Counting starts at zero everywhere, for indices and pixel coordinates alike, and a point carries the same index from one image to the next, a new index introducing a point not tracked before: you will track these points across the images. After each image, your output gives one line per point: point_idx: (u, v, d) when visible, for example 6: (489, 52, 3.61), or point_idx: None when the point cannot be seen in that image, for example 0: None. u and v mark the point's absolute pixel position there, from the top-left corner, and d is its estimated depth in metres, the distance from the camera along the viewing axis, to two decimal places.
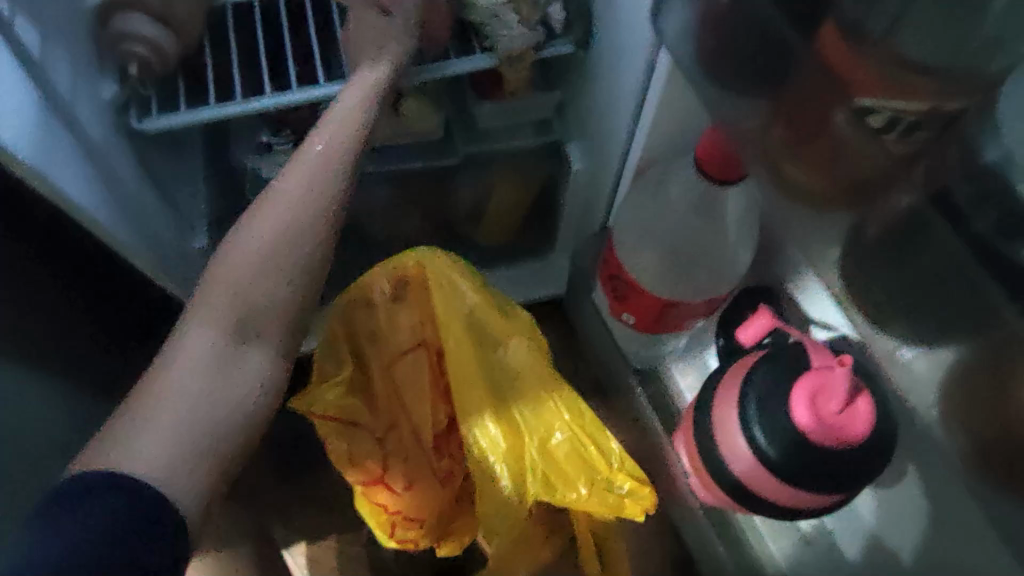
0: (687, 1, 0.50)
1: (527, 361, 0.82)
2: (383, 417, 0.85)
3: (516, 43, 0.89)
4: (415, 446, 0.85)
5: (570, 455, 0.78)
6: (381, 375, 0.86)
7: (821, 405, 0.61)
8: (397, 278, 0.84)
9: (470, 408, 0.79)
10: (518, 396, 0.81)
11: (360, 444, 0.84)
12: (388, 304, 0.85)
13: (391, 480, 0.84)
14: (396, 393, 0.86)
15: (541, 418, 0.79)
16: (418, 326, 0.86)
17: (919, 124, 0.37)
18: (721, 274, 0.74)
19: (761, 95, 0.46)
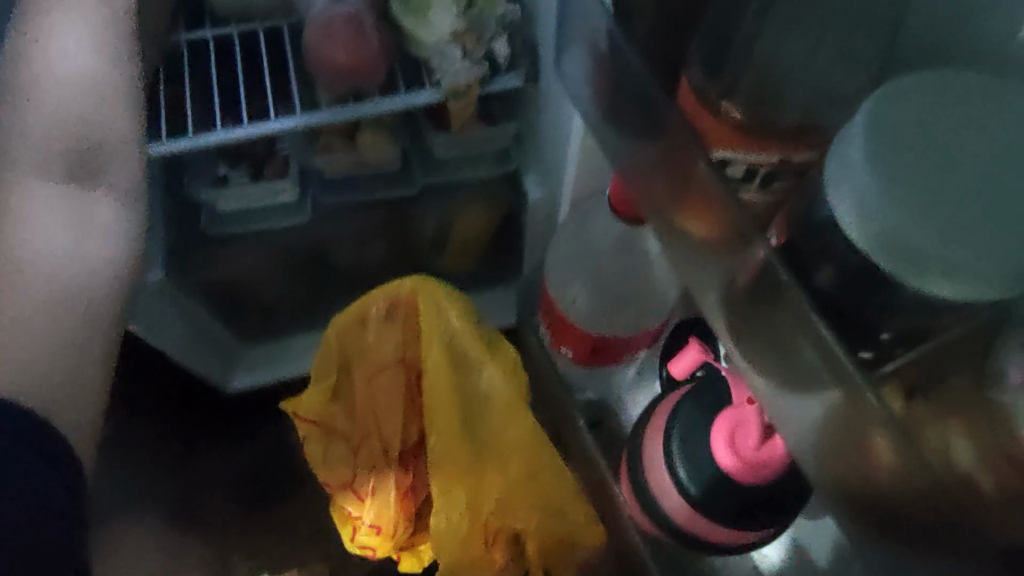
0: (581, 47, 0.50)
1: (506, 390, 0.79)
2: (359, 427, 0.84)
3: (460, 78, 0.90)
4: (383, 460, 0.83)
5: (525, 478, 0.78)
6: (362, 386, 0.83)
7: (739, 441, 0.59)
8: (390, 299, 0.81)
9: (437, 430, 0.78)
10: (490, 421, 0.79)
11: (335, 449, 0.83)
12: (381, 319, 0.82)
13: (355, 490, 0.83)
14: (374, 405, 0.83)
15: (503, 442, 0.78)
16: (404, 344, 0.82)
17: (774, 174, 0.37)
18: (651, 310, 0.73)
19: (644, 137, 0.45)
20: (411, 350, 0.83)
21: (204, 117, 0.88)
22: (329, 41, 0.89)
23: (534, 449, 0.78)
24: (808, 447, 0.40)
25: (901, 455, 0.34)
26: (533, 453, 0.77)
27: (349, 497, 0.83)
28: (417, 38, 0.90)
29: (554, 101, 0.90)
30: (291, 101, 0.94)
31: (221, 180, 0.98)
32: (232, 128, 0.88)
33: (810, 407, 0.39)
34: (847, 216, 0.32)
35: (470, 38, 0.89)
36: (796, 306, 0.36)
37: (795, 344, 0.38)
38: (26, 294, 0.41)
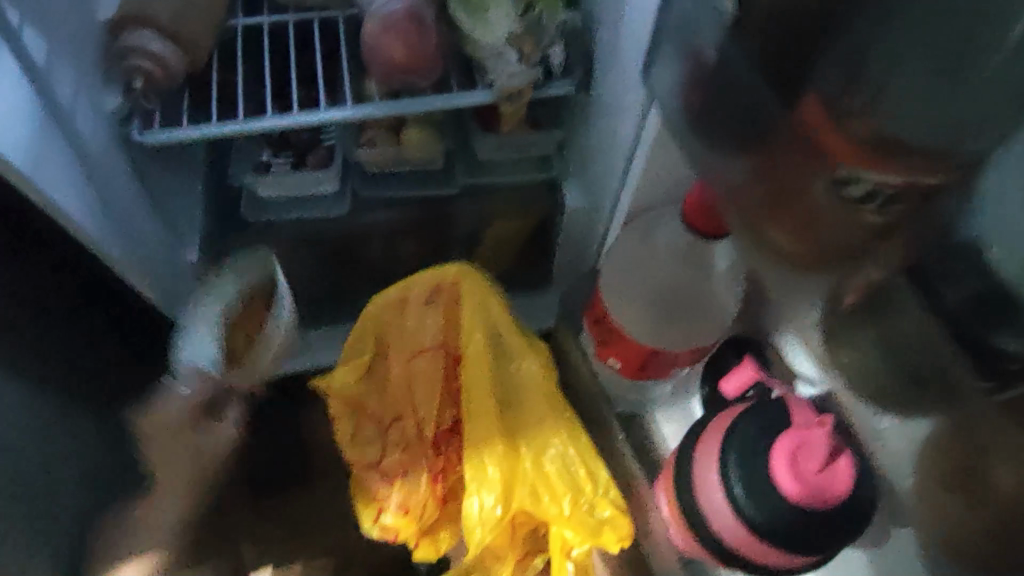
0: (676, 56, 0.50)
1: (542, 380, 0.80)
2: (391, 407, 0.84)
3: (515, 81, 0.89)
4: (416, 442, 0.82)
5: (559, 472, 0.75)
6: (397, 367, 0.83)
7: (800, 463, 0.59)
8: (431, 285, 0.81)
9: (475, 415, 0.77)
10: (525, 410, 0.79)
11: (365, 428, 0.84)
12: (419, 305, 0.82)
13: (383, 471, 0.82)
14: (408, 384, 0.83)
15: (538, 433, 0.77)
16: (443, 330, 0.83)
17: (897, 197, 0.35)
18: (708, 324, 0.73)
19: (745, 154, 0.45)
20: (450, 336, 0.83)
21: (239, 104, 0.86)
22: (386, 34, 0.87)
23: (568, 441, 0.77)
24: (903, 462, 0.43)
25: None
26: (565, 443, 0.76)
27: (377, 478, 0.81)
28: (470, 39, 0.90)
29: (612, 109, 0.88)
30: (341, 91, 0.94)
31: (264, 166, 0.97)
32: (274, 115, 0.86)
33: (923, 423, 0.42)
34: (996, 234, 0.33)
35: (529, 41, 0.89)
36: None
37: None
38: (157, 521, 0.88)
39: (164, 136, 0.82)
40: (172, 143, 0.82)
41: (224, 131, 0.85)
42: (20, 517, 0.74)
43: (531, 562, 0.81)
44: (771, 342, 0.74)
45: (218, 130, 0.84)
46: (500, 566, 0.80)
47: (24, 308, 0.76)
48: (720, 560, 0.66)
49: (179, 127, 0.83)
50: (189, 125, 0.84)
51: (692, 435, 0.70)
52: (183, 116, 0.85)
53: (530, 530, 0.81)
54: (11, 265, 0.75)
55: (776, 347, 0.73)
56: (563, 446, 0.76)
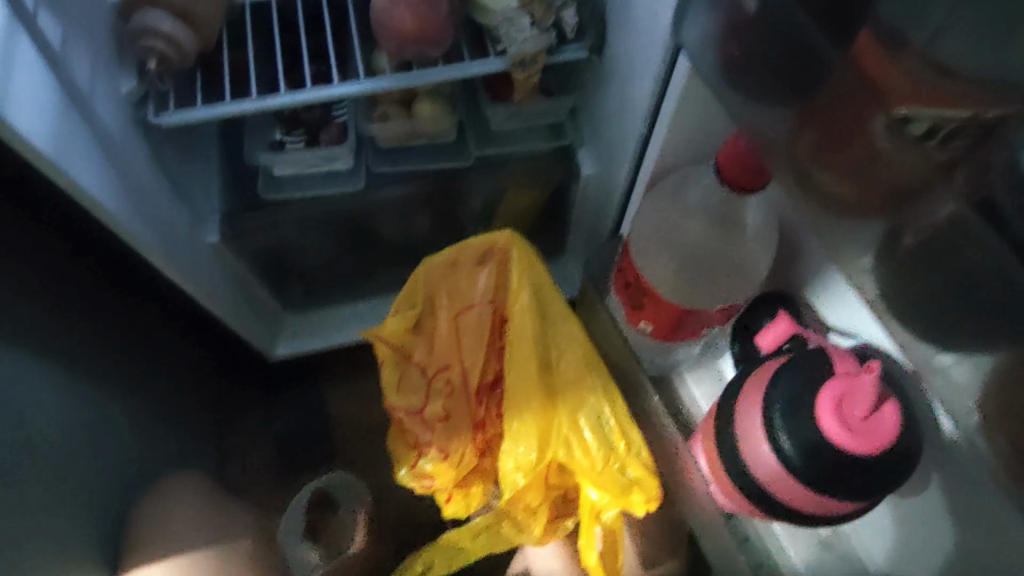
0: (707, 10, 0.48)
1: (583, 343, 0.80)
2: (437, 358, 0.83)
3: (528, 47, 0.88)
4: (460, 390, 0.83)
5: (594, 430, 0.76)
6: (445, 322, 0.84)
7: (845, 411, 0.61)
8: (484, 246, 0.83)
9: (518, 372, 0.78)
10: (566, 369, 0.79)
11: (410, 376, 0.85)
12: (473, 263, 0.83)
13: (425, 418, 0.83)
14: (457, 336, 0.83)
15: (577, 392, 0.77)
16: (493, 289, 0.83)
17: (957, 133, 0.35)
18: (739, 281, 0.73)
19: (790, 103, 0.44)
20: (501, 296, 0.84)
21: (254, 82, 0.85)
22: (397, 5, 0.85)
23: (606, 403, 0.77)
24: (963, 398, 0.43)
25: None
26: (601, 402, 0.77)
27: (420, 426, 0.83)
28: (483, 6, 0.89)
29: (626, 71, 0.87)
30: (354, 65, 0.92)
31: (277, 145, 0.96)
32: (291, 90, 0.85)
33: (979, 365, 0.40)
34: None
35: (539, 5, 0.89)
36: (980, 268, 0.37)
37: (971, 298, 0.38)
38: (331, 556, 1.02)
39: (182, 117, 0.80)
40: (189, 123, 0.81)
41: (243, 108, 0.84)
42: (72, 500, 0.76)
43: (561, 522, 0.83)
44: (804, 295, 0.75)
45: (233, 108, 0.83)
46: (533, 524, 0.81)
47: (51, 297, 0.76)
48: (768, 512, 0.69)
49: (196, 106, 0.82)
50: (207, 105, 0.83)
51: (732, 392, 0.71)
52: (198, 96, 0.84)
53: (561, 494, 0.82)
54: (43, 254, 0.76)
55: (810, 302, 0.74)
56: (598, 406, 0.77)
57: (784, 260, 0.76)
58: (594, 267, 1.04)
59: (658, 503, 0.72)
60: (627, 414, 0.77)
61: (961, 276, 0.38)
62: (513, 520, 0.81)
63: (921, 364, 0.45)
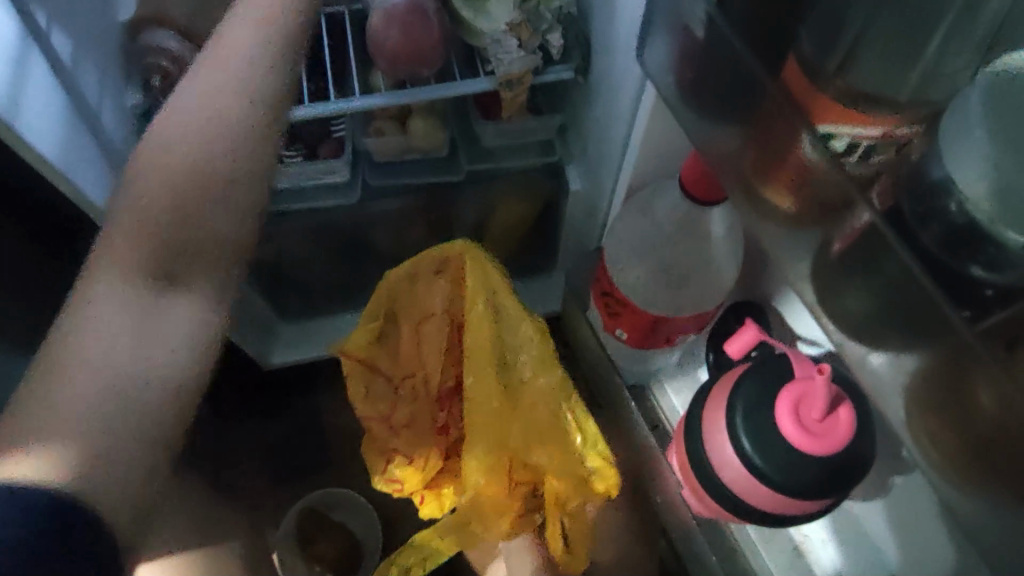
0: (667, 37, 0.53)
1: (539, 344, 0.84)
2: (403, 366, 0.90)
3: (514, 67, 0.93)
4: (424, 398, 0.90)
5: (551, 425, 0.82)
6: (409, 331, 0.89)
7: (803, 413, 0.64)
8: (441, 257, 0.86)
9: (478, 376, 0.82)
10: (523, 369, 0.84)
11: (376, 386, 0.89)
12: (430, 275, 0.87)
13: (392, 425, 0.88)
14: (419, 346, 0.89)
15: (533, 392, 0.83)
16: (451, 298, 0.87)
17: (875, 148, 0.40)
18: (709, 291, 0.77)
19: (739, 121, 0.48)
20: (458, 305, 0.88)
21: None
22: (391, 26, 0.90)
23: (561, 400, 0.82)
24: (890, 397, 0.46)
25: (998, 396, 0.37)
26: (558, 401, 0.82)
27: (388, 433, 0.88)
28: (473, 28, 0.94)
29: (609, 92, 0.92)
30: (349, 83, 0.97)
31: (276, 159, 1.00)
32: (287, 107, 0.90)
33: (902, 364, 0.44)
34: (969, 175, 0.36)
35: (526, 29, 0.93)
36: (894, 278, 0.41)
37: (888, 298, 0.42)
38: (86, 374, 0.38)
39: None
40: None
41: None
42: None
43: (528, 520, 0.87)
44: (772, 306, 0.78)
45: None
46: (499, 522, 0.84)
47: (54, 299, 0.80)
48: (734, 513, 0.72)
49: None
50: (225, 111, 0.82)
51: (701, 397, 0.75)
52: None
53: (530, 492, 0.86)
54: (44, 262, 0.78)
55: (777, 312, 0.78)
56: (553, 405, 0.82)
57: (752, 271, 0.79)
58: (577, 279, 1.08)
59: (616, 489, 0.80)
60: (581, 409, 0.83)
61: (878, 283, 0.42)
62: (479, 521, 0.83)
63: (855, 363, 0.47)
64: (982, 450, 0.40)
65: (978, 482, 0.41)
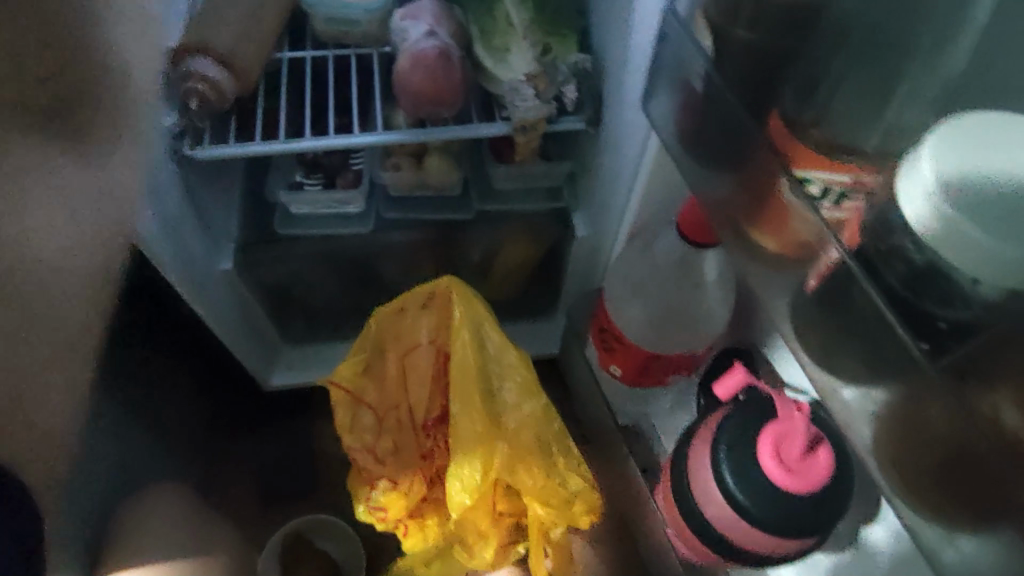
0: (669, 91, 0.58)
1: (522, 373, 0.86)
2: (389, 398, 0.90)
3: (529, 115, 0.99)
4: (409, 427, 0.89)
5: (537, 450, 0.83)
6: (396, 363, 0.90)
7: (784, 452, 0.67)
8: (428, 291, 0.88)
9: (462, 403, 0.82)
10: (508, 397, 0.85)
11: (362, 416, 0.89)
12: (417, 309, 0.89)
13: (377, 455, 0.88)
14: (405, 378, 0.90)
15: (518, 418, 0.84)
16: (436, 331, 0.89)
17: (846, 194, 0.44)
18: (700, 334, 0.81)
19: (733, 169, 0.53)
20: (443, 337, 0.89)
21: (283, 127, 0.96)
22: (416, 69, 0.97)
23: (544, 426, 0.85)
24: (862, 431, 0.48)
25: (953, 417, 0.40)
26: (540, 426, 0.84)
27: (372, 463, 0.87)
28: (492, 75, 1.01)
29: (616, 144, 0.98)
30: (374, 118, 1.03)
31: (297, 186, 1.06)
32: (314, 137, 0.96)
33: (872, 396, 0.46)
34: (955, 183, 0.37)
35: (544, 80, 1.00)
36: (863, 317, 0.44)
37: (858, 331, 0.45)
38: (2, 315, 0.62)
39: (217, 152, 0.91)
40: (223, 157, 0.92)
41: (268, 150, 0.95)
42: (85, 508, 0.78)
43: (512, 547, 0.89)
44: (761, 352, 0.82)
45: (268, 147, 0.94)
46: (484, 547, 0.86)
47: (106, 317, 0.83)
48: (716, 550, 0.73)
49: (231, 143, 0.93)
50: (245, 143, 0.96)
51: (688, 435, 0.77)
52: (230, 135, 0.95)
53: (513, 521, 0.88)
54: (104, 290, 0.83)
55: (767, 358, 0.81)
56: (537, 431, 0.84)
57: (743, 318, 0.83)
58: (577, 319, 1.12)
59: (598, 513, 0.84)
60: (562, 435, 0.86)
61: (847, 320, 0.46)
62: (465, 543, 0.86)
63: (829, 397, 0.50)
64: (941, 479, 0.43)
65: (943, 515, 0.43)
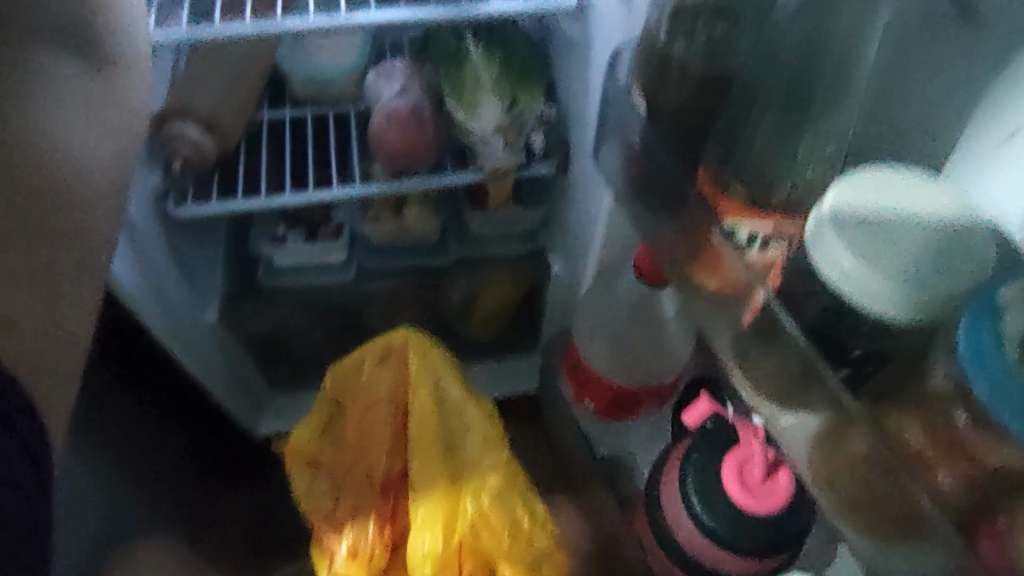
0: (615, 146, 0.64)
1: (479, 425, 0.90)
2: (348, 459, 0.92)
3: (500, 162, 1.05)
4: (367, 491, 0.89)
5: (498, 505, 0.84)
6: (354, 422, 0.93)
7: (747, 476, 0.70)
8: (384, 348, 0.93)
9: (421, 459, 0.86)
10: (466, 452, 0.88)
11: (321, 480, 0.91)
12: (375, 367, 0.93)
13: (335, 520, 0.88)
14: (362, 437, 0.91)
15: (476, 472, 0.86)
16: (394, 388, 0.92)
17: (769, 240, 0.48)
18: (666, 365, 0.85)
19: (675, 216, 0.57)
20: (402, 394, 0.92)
21: (264, 183, 1.01)
22: (388, 125, 1.02)
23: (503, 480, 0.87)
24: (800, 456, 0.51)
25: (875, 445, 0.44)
26: (501, 479, 0.86)
27: (329, 528, 0.87)
28: (464, 127, 1.05)
29: (582, 183, 1.04)
30: (350, 171, 1.08)
31: (281, 239, 1.10)
32: (292, 193, 1.00)
33: (807, 423, 0.50)
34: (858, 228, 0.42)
35: (513, 130, 1.04)
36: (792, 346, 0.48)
37: (785, 369, 0.50)
38: None
39: (197, 210, 0.97)
40: (203, 215, 0.97)
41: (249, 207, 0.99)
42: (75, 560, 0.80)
43: None
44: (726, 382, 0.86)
45: (240, 205, 0.98)
46: None
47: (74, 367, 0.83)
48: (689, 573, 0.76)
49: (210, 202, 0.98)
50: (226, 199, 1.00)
51: (659, 464, 0.81)
52: (213, 192, 1.00)
53: None
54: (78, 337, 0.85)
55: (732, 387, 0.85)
56: (498, 485, 0.86)
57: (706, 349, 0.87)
58: (553, 356, 1.16)
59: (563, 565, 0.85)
60: (523, 486, 0.89)
61: (779, 354, 0.50)
62: None
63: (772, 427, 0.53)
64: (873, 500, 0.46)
65: (875, 529, 0.47)
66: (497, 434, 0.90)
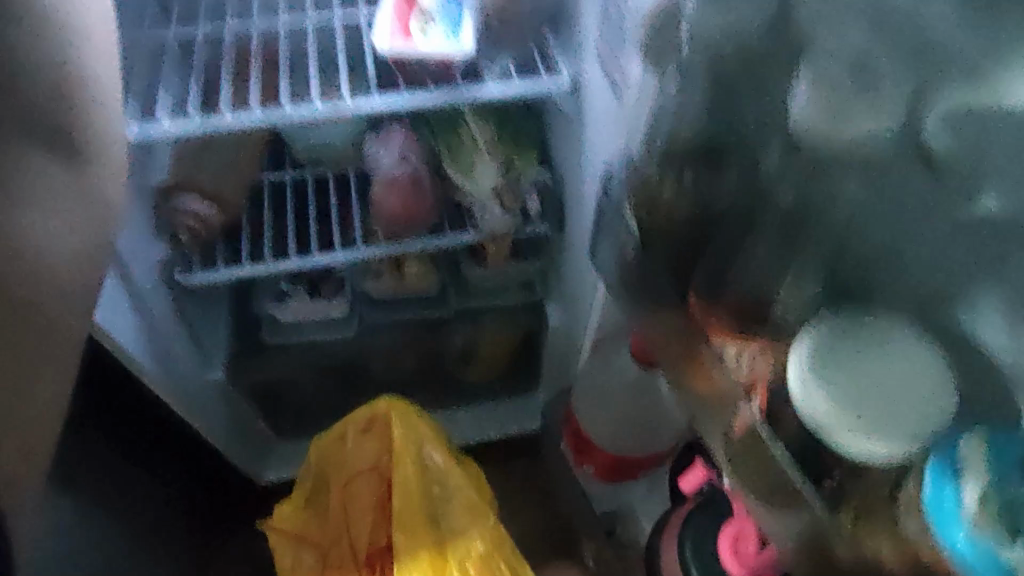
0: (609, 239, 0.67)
1: (462, 490, 0.93)
2: (331, 531, 0.93)
3: (497, 226, 1.09)
4: (351, 565, 0.90)
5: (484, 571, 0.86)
6: (337, 493, 0.95)
7: (741, 548, 0.73)
8: (367, 417, 0.97)
9: (405, 529, 0.88)
10: (452, 519, 0.90)
11: (304, 556, 0.92)
12: (358, 437, 0.97)
13: None
14: (347, 509, 0.94)
15: (461, 539, 0.88)
16: (376, 458, 0.96)
17: (755, 360, 0.50)
18: (662, 428, 0.89)
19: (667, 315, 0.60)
20: (384, 463, 0.96)
21: (267, 249, 1.04)
22: (387, 191, 1.05)
23: (488, 545, 0.88)
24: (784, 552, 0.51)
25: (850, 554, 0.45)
26: (487, 544, 0.88)
27: None
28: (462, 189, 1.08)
29: (575, 244, 1.08)
30: (351, 233, 1.11)
31: (282, 296, 1.14)
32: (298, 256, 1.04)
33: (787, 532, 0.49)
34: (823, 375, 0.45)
35: (509, 195, 1.09)
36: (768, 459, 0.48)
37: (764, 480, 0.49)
38: None
39: (208, 276, 0.99)
40: (213, 281, 1.00)
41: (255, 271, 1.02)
42: None
43: None
44: None
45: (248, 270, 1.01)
46: None
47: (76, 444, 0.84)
48: None
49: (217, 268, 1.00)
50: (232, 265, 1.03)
51: (658, 528, 0.85)
52: (218, 259, 1.02)
53: None
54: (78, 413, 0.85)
55: None
56: (484, 550, 0.88)
57: None
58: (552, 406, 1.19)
59: None
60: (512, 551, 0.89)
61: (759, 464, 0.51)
62: None
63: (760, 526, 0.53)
64: None
65: None
66: (481, 499, 0.92)
